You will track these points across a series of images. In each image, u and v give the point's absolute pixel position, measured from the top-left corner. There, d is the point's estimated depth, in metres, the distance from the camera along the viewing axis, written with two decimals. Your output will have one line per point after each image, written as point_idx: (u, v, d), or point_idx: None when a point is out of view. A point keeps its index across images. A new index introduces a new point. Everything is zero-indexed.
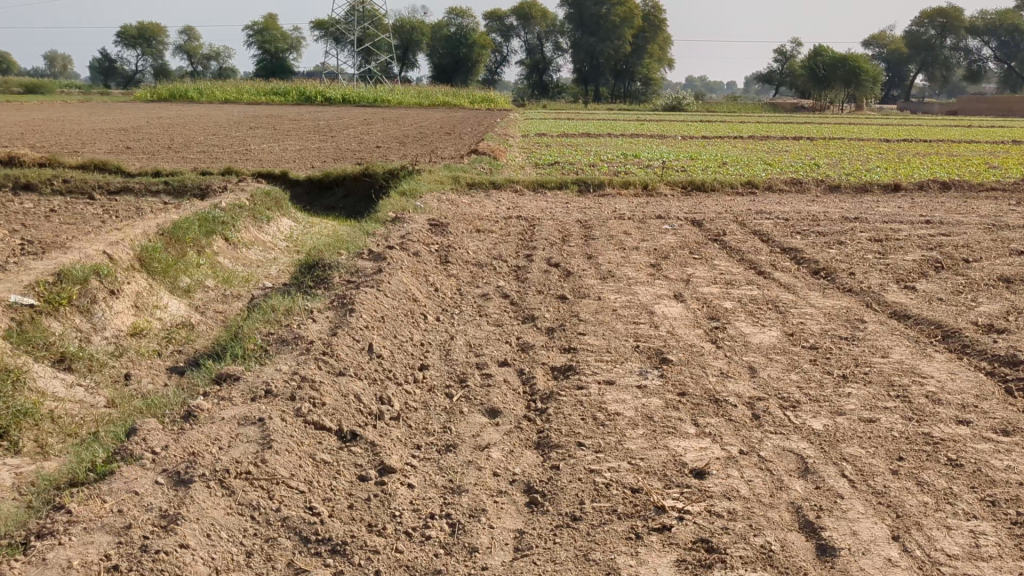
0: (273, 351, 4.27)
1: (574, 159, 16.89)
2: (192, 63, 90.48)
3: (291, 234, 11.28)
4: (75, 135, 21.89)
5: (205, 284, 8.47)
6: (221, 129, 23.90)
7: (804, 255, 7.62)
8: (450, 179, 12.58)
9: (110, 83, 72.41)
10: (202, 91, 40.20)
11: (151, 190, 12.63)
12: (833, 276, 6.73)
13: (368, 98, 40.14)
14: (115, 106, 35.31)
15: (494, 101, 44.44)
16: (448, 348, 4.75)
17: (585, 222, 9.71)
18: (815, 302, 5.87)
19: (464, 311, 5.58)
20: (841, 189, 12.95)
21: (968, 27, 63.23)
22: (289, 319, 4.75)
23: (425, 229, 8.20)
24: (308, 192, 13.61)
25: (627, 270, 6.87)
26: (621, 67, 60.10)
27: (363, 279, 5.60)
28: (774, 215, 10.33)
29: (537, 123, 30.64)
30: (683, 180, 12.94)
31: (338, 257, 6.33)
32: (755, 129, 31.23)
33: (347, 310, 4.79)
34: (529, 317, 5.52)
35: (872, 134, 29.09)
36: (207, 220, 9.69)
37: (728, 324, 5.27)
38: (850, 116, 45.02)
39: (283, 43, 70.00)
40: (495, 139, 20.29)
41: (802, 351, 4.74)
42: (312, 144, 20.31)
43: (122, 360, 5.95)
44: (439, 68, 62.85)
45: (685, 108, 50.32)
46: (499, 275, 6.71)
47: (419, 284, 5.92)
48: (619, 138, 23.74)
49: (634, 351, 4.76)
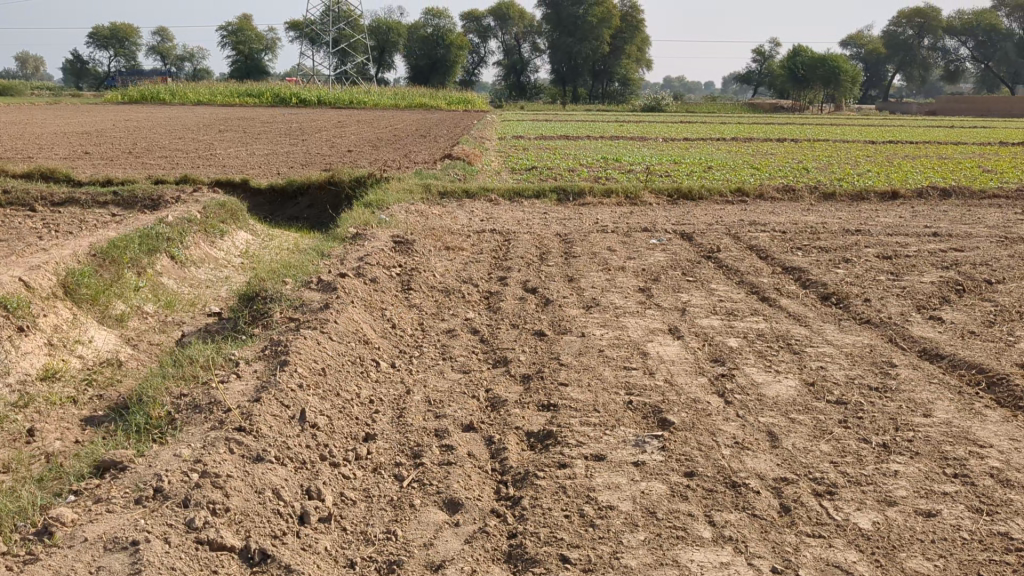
0: (180, 423, 3.44)
1: (552, 164, 16.11)
2: (166, 64, 88.94)
3: (247, 249, 10.41)
4: (34, 140, 20.84)
5: (142, 311, 7.59)
6: (189, 133, 22.98)
7: (811, 276, 6.86)
8: (421, 187, 11.75)
9: (80, 86, 70.89)
10: (175, 93, 39.14)
11: (98, 201, 11.70)
12: (846, 304, 5.97)
13: (343, 100, 39.19)
14: (83, 108, 34.13)
15: (470, 102, 43.50)
16: (402, 408, 3.92)
17: (565, 235, 8.92)
18: (831, 339, 5.10)
19: (425, 355, 4.75)
20: (835, 197, 12.23)
21: (946, 28, 62.95)
22: (208, 374, 3.91)
23: (388, 248, 7.38)
24: (270, 201, 12.74)
25: (614, 297, 6.08)
26: (599, 68, 59.55)
27: (307, 316, 4.76)
28: (768, 227, 9.58)
29: (515, 124, 29.88)
30: (668, 187, 12.17)
31: (281, 287, 5.48)
32: (739, 130, 30.49)
33: (277, 363, 3.95)
34: (502, 361, 4.70)
35: (856, 135, 28.47)
36: (151, 236, 8.79)
37: (738, 370, 4.48)
38: (829, 117, 44.41)
39: (259, 44, 68.82)
40: (471, 142, 19.47)
41: (829, 410, 3.95)
42: (281, 149, 19.40)
43: (25, 413, 5.07)
44: (416, 69, 61.99)
45: (664, 108, 49.74)
46: (469, 305, 5.90)
47: (374, 321, 5.08)
48: (600, 140, 22.98)
49: (627, 410, 3.94)
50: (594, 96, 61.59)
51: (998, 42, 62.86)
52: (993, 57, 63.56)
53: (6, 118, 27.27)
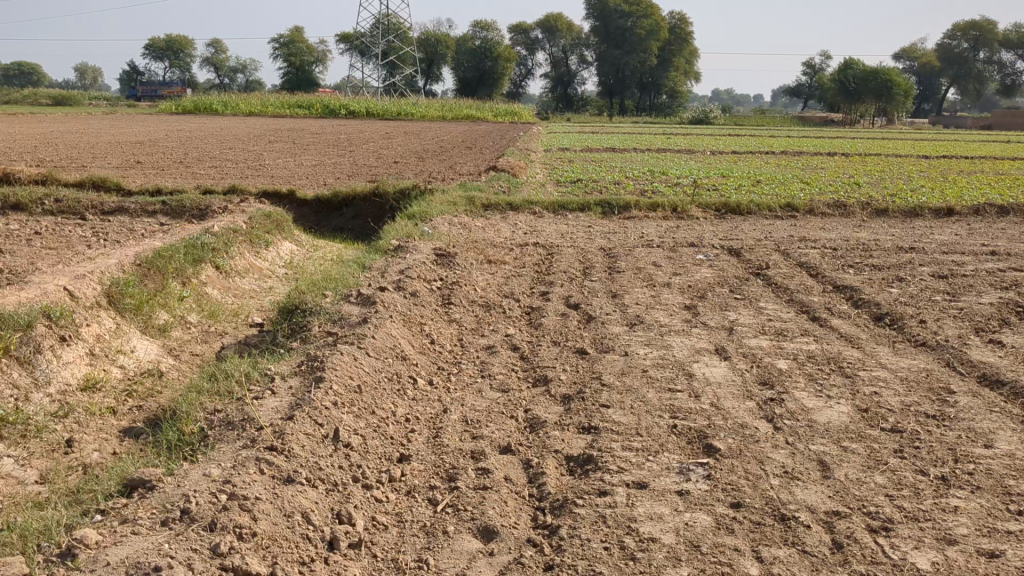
0: (212, 441, 3.38)
1: (598, 177, 15.96)
2: (219, 75, 90.36)
3: (292, 259, 10.42)
4: (88, 149, 21.20)
5: (185, 320, 7.59)
6: (239, 144, 23.25)
7: (863, 295, 6.65)
8: (465, 199, 11.69)
9: (135, 96, 72.21)
10: (227, 103, 39.61)
11: (147, 210, 11.81)
12: (900, 325, 5.76)
13: (392, 111, 39.39)
14: (138, 118, 34.76)
15: (517, 113, 43.51)
16: (439, 428, 3.83)
17: (610, 250, 8.79)
18: (885, 362, 4.90)
19: (464, 372, 4.65)
20: (888, 213, 11.93)
21: (1002, 41, 61.70)
22: (243, 390, 3.85)
23: (430, 261, 7.31)
24: (316, 212, 12.78)
25: (659, 315, 5.94)
26: (646, 81, 59.32)
27: (345, 331, 4.69)
28: (819, 243, 9.35)
29: (560, 137, 29.81)
30: (716, 202, 11.98)
31: (320, 300, 5.43)
32: (788, 143, 30.09)
33: (313, 378, 3.88)
34: (542, 380, 4.58)
35: (909, 149, 27.94)
36: (196, 246, 8.82)
37: (787, 395, 4.31)
38: (881, 131, 43.67)
39: (309, 55, 69.65)
40: (517, 154, 19.42)
41: (884, 439, 3.78)
42: (328, 160, 19.53)
43: (65, 423, 5.06)
44: (463, 81, 62.30)
45: (712, 121, 49.35)
46: (510, 320, 5.80)
47: (413, 336, 4.99)
48: (646, 153, 22.79)
49: (671, 436, 3.81)
50: (641, 108, 61.35)
51: None
52: None
53: (62, 127, 27.84)
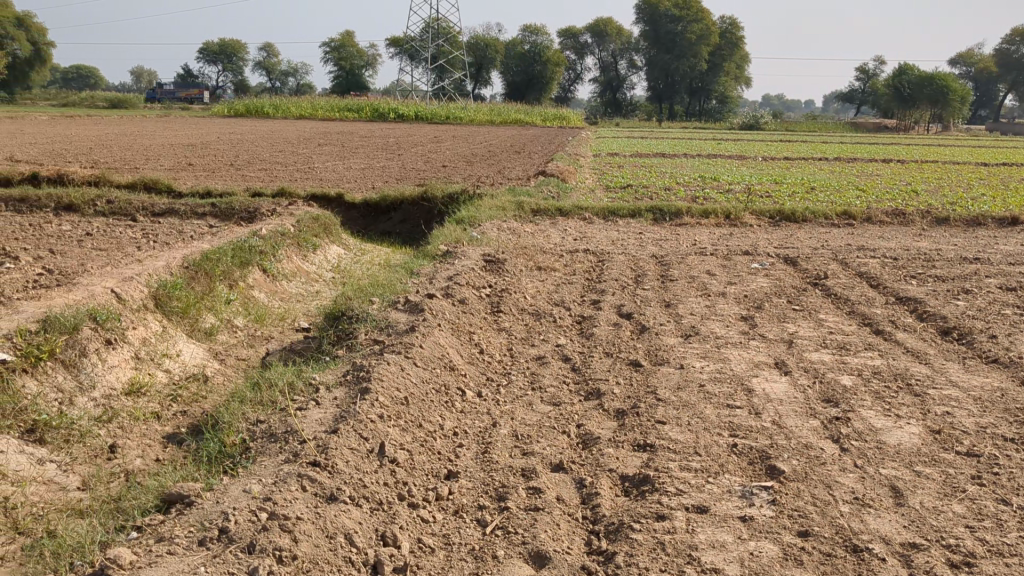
0: (254, 454, 3.28)
1: (648, 182, 15.74)
2: (271, 79, 91.42)
3: (339, 263, 10.37)
4: (142, 151, 21.47)
5: (232, 324, 7.55)
6: (289, 147, 23.37)
7: (928, 307, 6.39)
8: (513, 204, 11.56)
9: (189, 99, 73.30)
10: (279, 106, 39.94)
11: (197, 212, 11.85)
12: (969, 340, 5.50)
13: (441, 115, 39.43)
14: (191, 121, 35.20)
15: (565, 118, 43.33)
16: (488, 442, 3.68)
17: (662, 257, 8.59)
18: (956, 380, 4.66)
19: (513, 384, 4.49)
20: (949, 222, 11.55)
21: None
22: (287, 399, 3.74)
23: (479, 268, 7.19)
24: (364, 215, 12.74)
25: (715, 326, 5.74)
26: (696, 86, 58.84)
27: (392, 339, 4.57)
28: (878, 252, 9.06)
29: (609, 142, 29.63)
30: (770, 209, 11.70)
31: (367, 306, 5.32)
32: (842, 149, 29.48)
33: (358, 389, 3.76)
34: (595, 393, 4.41)
35: (968, 156, 27.24)
36: (243, 249, 8.78)
37: (853, 413, 4.10)
38: (937, 138, 42.70)
39: (360, 59, 70.14)
40: (566, 158, 19.25)
41: (959, 463, 3.55)
42: (376, 163, 19.53)
43: (109, 428, 5.01)
44: (512, 86, 62.31)
45: (763, 127, 48.72)
46: (560, 330, 5.64)
47: (461, 346, 4.86)
48: (697, 158, 22.46)
49: (731, 456, 3.62)
50: (690, 113, 60.86)
51: None
52: None
53: (117, 130, 28.28)
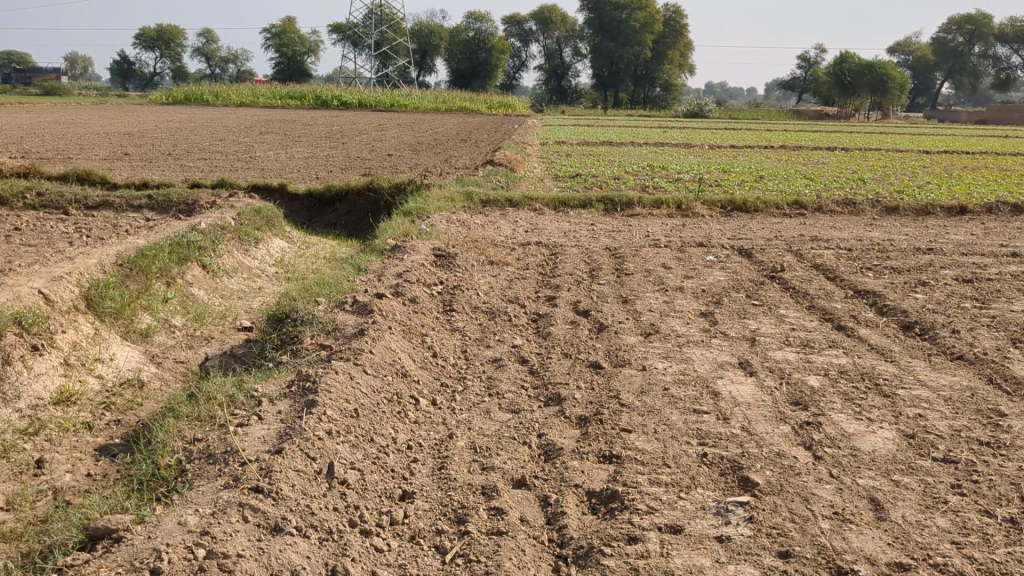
0: (190, 478, 3.00)
1: (597, 171, 15.58)
2: (210, 65, 89.54)
3: (282, 257, 10.02)
4: (75, 140, 20.69)
5: (170, 324, 7.20)
6: (229, 134, 22.76)
7: (888, 301, 6.30)
8: (462, 195, 11.30)
9: (126, 85, 71.40)
10: (219, 93, 38.99)
11: (133, 205, 11.39)
12: (932, 335, 5.40)
13: (386, 102, 38.90)
14: (128, 109, 34.18)
15: (512, 105, 43.07)
16: (445, 457, 3.44)
17: (615, 250, 8.43)
18: (924, 379, 4.54)
19: (469, 389, 4.26)
20: (899, 211, 11.57)
21: (998, 36, 61.29)
22: (226, 414, 3.46)
23: (428, 263, 6.94)
24: (308, 207, 12.38)
25: (675, 323, 5.57)
26: (641, 74, 59.03)
27: (340, 344, 4.30)
28: (831, 243, 8.99)
29: (557, 129, 29.42)
30: (721, 199, 11.59)
31: (312, 308, 5.04)
32: (788, 137, 29.62)
33: (305, 402, 3.49)
34: (556, 398, 4.20)
35: (910, 144, 27.68)
36: (182, 244, 8.40)
37: (825, 418, 3.94)
38: (878, 125, 43.27)
39: (302, 46, 69.11)
40: (514, 147, 19.02)
41: (937, 471, 3.42)
42: (321, 152, 19.09)
43: (36, 442, 4.67)
44: (458, 73, 61.87)
45: (707, 114, 48.96)
46: (516, 329, 5.41)
47: (413, 350, 4.60)
48: (645, 146, 22.35)
49: (702, 467, 3.44)
50: (635, 101, 61.02)
51: None
52: None
53: (50, 118, 27.36)
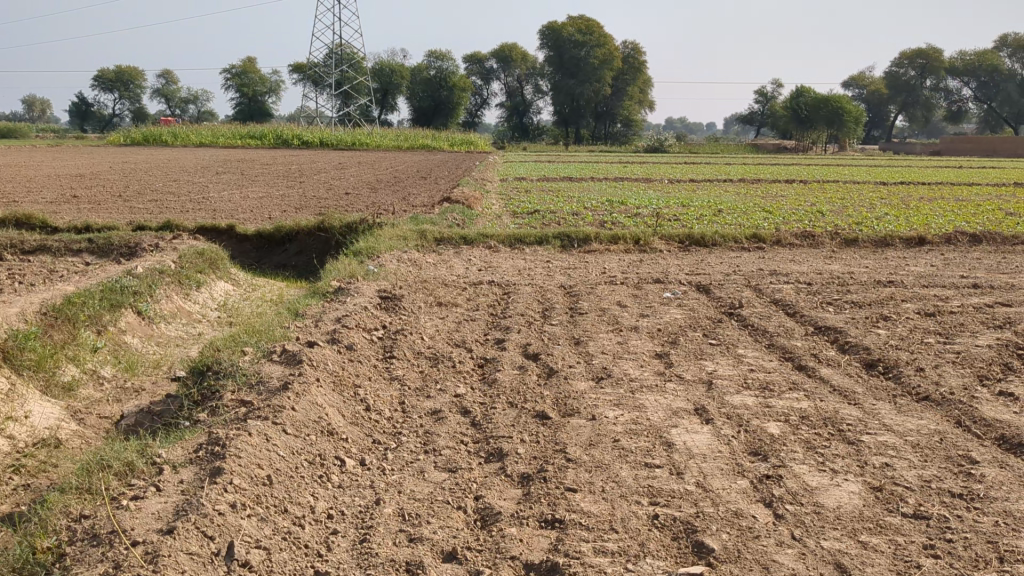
0: (68, 565, 2.64)
1: (555, 207, 15.36)
2: (171, 105, 88.79)
3: (226, 301, 9.62)
4: (22, 183, 20.12)
5: (98, 376, 6.77)
6: (182, 175, 22.30)
7: (850, 337, 6.06)
8: (415, 233, 11.01)
9: (85, 128, 70.33)
10: (177, 135, 38.51)
11: (72, 248, 10.93)
12: (896, 375, 5.16)
13: (346, 141, 38.64)
14: (82, 150, 33.57)
15: (473, 143, 42.96)
16: (368, 527, 3.10)
17: (571, 288, 8.15)
18: (890, 423, 4.26)
19: (403, 447, 3.91)
20: (858, 243, 11.45)
21: (949, 69, 62.38)
22: (121, 487, 3.11)
23: (372, 307, 6.60)
24: (257, 248, 12.02)
25: (628, 365, 5.28)
26: (601, 109, 59.42)
27: (261, 401, 3.95)
28: (790, 277, 8.80)
29: (518, 165, 29.23)
30: (679, 233, 11.41)
31: (237, 359, 4.68)
32: (746, 171, 29.64)
33: (210, 471, 3.14)
34: (496, 454, 3.87)
35: (866, 176, 27.91)
36: (116, 290, 7.98)
37: (785, 470, 3.65)
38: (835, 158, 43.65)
39: (264, 85, 68.70)
40: (472, 184, 18.76)
41: (907, 529, 3.14)
42: (276, 191, 18.72)
43: None
44: (419, 111, 61.86)
45: (667, 149, 49.25)
46: (459, 375, 5.08)
47: (343, 404, 4.25)
48: (604, 182, 22.21)
49: (653, 531, 3.13)
50: (596, 137, 61.31)
51: (999, 82, 60.97)
52: (994, 97, 62.06)
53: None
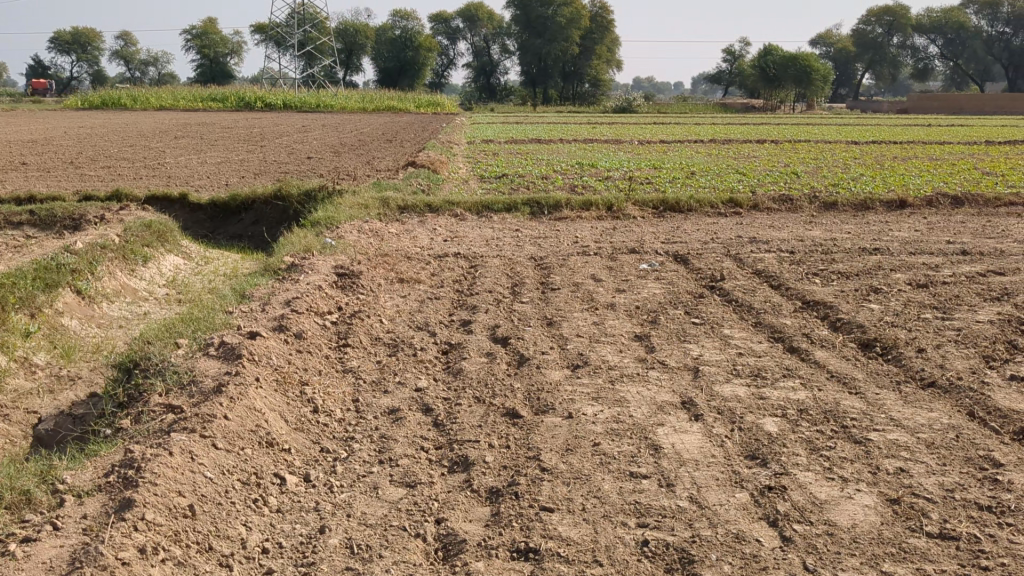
0: None
1: (524, 171, 14.82)
2: (129, 68, 86.48)
3: (175, 275, 9.03)
4: None
5: (29, 364, 6.18)
6: (138, 140, 21.41)
7: (842, 314, 5.63)
8: (377, 201, 10.44)
9: (41, 90, 68.25)
10: (136, 98, 37.31)
11: (11, 221, 10.23)
12: (896, 357, 4.75)
13: (310, 103, 37.63)
14: (36, 114, 32.29)
15: (440, 105, 42.08)
16: (309, 565, 2.64)
17: (542, 260, 7.67)
18: (898, 417, 3.85)
19: (354, 457, 3.42)
20: (838, 207, 11.03)
21: (915, 26, 62.10)
22: (13, 527, 2.62)
23: (327, 286, 6.08)
24: (211, 218, 11.39)
25: (606, 350, 4.82)
26: (569, 69, 58.49)
27: (190, 409, 3.44)
28: (772, 245, 8.36)
29: (486, 127, 28.51)
30: (653, 198, 10.93)
31: (170, 354, 4.16)
32: (717, 132, 29.18)
33: (122, 504, 2.66)
34: (461, 463, 3.40)
35: (835, 135, 27.60)
36: (53, 268, 7.36)
37: (789, 479, 3.22)
38: (804, 117, 43.22)
39: (224, 45, 66.90)
40: (438, 147, 18.12)
41: (935, 555, 2.72)
42: (234, 157, 17.96)
43: None
44: (384, 72, 60.60)
45: (636, 109, 48.65)
46: (420, 365, 4.59)
47: (286, 408, 3.75)
48: (574, 144, 21.69)
49: (642, 561, 2.69)
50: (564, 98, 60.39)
51: (966, 39, 60.86)
52: (961, 54, 61.93)
53: None
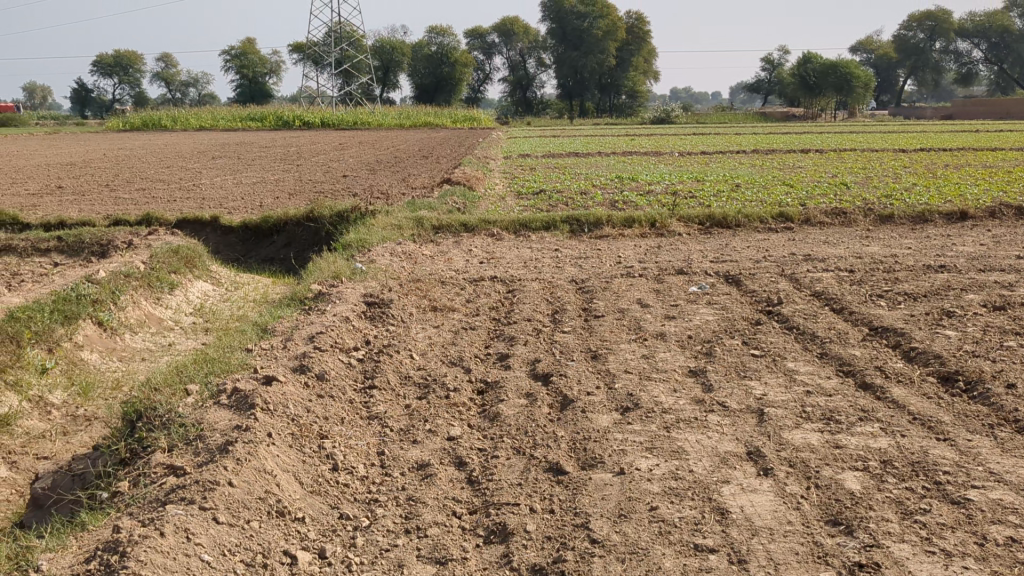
0: None
1: (563, 186, 14.40)
2: (172, 89, 87.74)
3: (203, 302, 8.72)
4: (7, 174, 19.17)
5: (44, 403, 5.87)
6: (175, 161, 21.32)
7: (916, 342, 5.13)
8: (411, 221, 10.08)
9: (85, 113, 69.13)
10: (177, 119, 37.53)
11: (39, 247, 10.00)
12: (985, 394, 4.24)
13: (348, 121, 37.61)
14: (79, 137, 32.54)
15: (477, 119, 41.84)
16: None
17: (584, 282, 7.22)
18: (1000, 470, 3.35)
19: (377, 525, 3.01)
20: (894, 220, 10.47)
21: (959, 30, 60.79)
22: None
23: (356, 318, 5.69)
24: (243, 240, 11.11)
25: (658, 389, 4.36)
26: (606, 81, 58.04)
27: (192, 475, 3.06)
28: (828, 263, 7.85)
29: (523, 142, 28.08)
30: (699, 214, 10.45)
31: (180, 404, 3.79)
32: (759, 141, 28.51)
33: None
34: (499, 532, 2.97)
35: (880, 143, 26.86)
36: (74, 299, 7.06)
37: (880, 554, 2.75)
38: (846, 125, 42.34)
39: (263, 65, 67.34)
40: (474, 163, 17.75)
41: None
42: (270, 176, 17.72)
43: None
44: (421, 88, 60.63)
45: (674, 121, 48.11)
46: (454, 408, 4.16)
47: (301, 468, 3.35)
48: (613, 156, 21.24)
49: None
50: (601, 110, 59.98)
51: (1010, 43, 59.48)
52: (1006, 58, 60.50)
53: None
